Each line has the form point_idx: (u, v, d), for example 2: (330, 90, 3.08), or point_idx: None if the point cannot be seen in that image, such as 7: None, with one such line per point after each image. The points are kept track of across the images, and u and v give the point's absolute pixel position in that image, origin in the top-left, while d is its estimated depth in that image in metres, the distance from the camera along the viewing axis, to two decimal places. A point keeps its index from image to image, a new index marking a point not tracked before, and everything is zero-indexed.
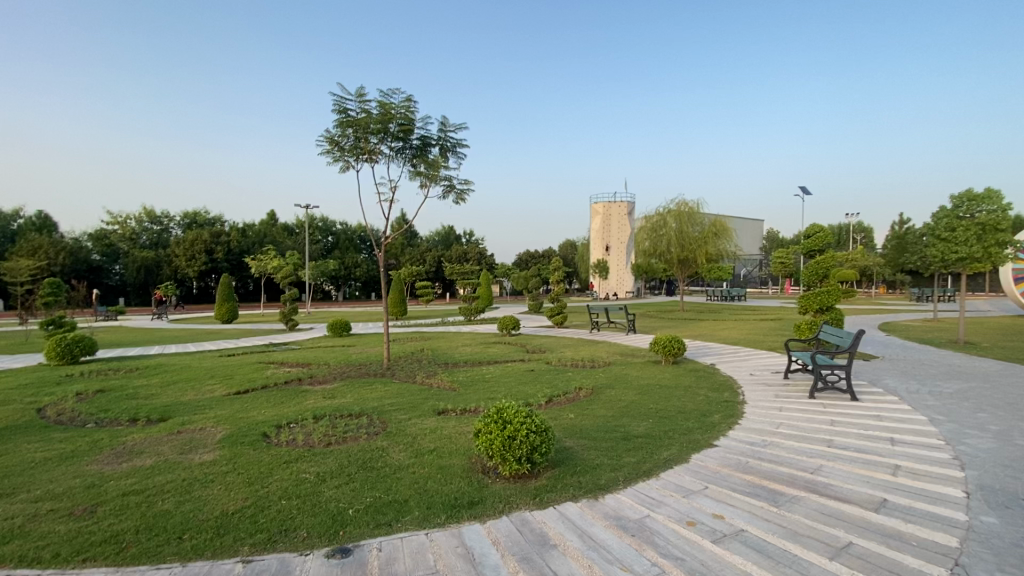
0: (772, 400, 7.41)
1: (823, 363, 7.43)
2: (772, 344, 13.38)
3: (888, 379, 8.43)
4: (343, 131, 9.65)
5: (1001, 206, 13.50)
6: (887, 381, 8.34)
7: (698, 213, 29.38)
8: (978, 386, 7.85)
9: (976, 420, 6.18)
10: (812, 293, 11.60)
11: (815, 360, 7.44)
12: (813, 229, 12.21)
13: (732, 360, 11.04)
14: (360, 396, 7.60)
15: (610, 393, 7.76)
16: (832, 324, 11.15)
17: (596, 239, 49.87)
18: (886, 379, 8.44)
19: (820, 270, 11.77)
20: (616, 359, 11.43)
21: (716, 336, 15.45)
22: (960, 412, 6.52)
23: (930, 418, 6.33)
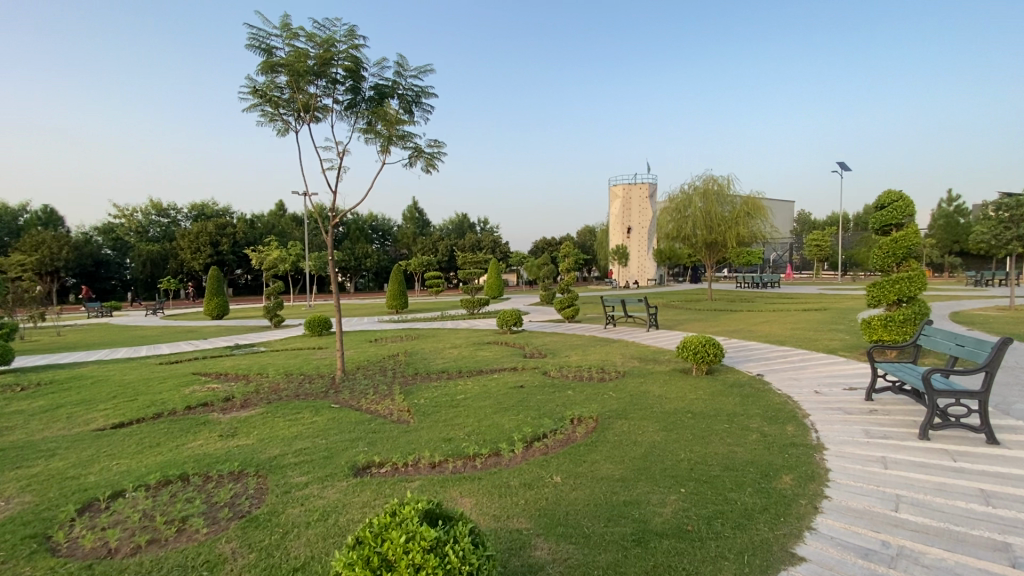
0: (863, 442, 4.96)
1: (938, 389, 4.91)
2: (830, 343, 10.78)
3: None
4: (272, 79, 7.42)
5: None
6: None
7: (728, 191, 26.40)
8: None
9: None
10: (885, 280, 9.09)
11: (928, 384, 4.93)
12: (890, 197, 9.42)
13: (784, 368, 8.56)
14: (268, 434, 5.44)
15: (621, 427, 5.42)
16: (915, 321, 8.61)
17: (615, 224, 47.12)
18: (1022, 404, 5.88)
19: (898, 251, 9.11)
20: (632, 367, 9.05)
21: (757, 333, 12.87)
22: None
23: None
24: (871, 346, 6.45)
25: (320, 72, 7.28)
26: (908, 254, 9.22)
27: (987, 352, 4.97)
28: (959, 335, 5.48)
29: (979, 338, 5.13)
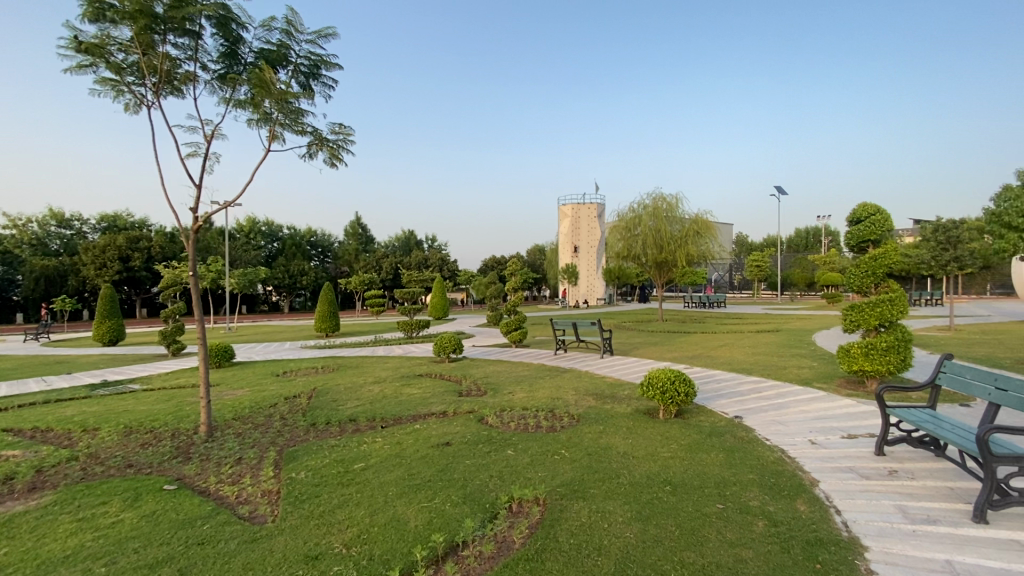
0: (908, 531, 3.50)
1: (994, 455, 3.48)
2: (800, 371, 9.68)
3: None
4: (104, 26, 5.44)
5: None
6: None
7: (677, 210, 25.97)
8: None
9: None
10: (864, 304, 8.09)
11: (981, 446, 3.50)
12: None
13: (762, 407, 7.23)
14: (19, 558, 3.36)
15: (580, 519, 3.77)
16: (898, 347, 7.59)
17: (564, 243, 46.50)
18: None
19: (876, 269, 8.16)
20: (588, 407, 7.48)
21: (718, 360, 11.70)
22: None
23: None
24: (881, 387, 5.14)
25: (172, 20, 5.39)
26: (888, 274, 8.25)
27: None
28: (999, 375, 4.05)
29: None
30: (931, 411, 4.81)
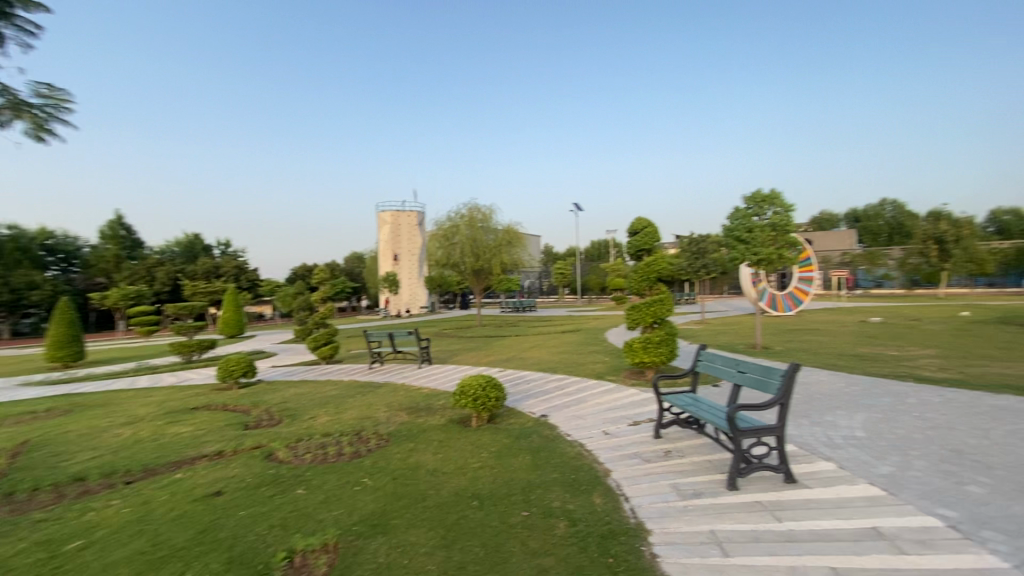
0: (681, 507, 3.84)
1: (741, 430, 4.05)
2: (597, 366, 10.69)
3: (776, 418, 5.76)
4: None
5: (788, 208, 11.41)
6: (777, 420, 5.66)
7: (491, 221, 27.11)
8: (899, 414, 5.63)
9: (977, 497, 3.53)
10: (642, 304, 9.28)
11: (731, 424, 4.04)
12: (641, 224, 9.91)
13: (565, 404, 7.66)
14: None
15: (376, 560, 3.29)
16: (666, 340, 8.87)
17: (383, 251, 44.86)
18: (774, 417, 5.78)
19: (650, 274, 9.48)
20: (399, 424, 6.96)
21: (529, 361, 12.29)
22: (932, 480, 3.86)
23: (922, 505, 3.45)
24: (657, 378, 5.76)
25: None
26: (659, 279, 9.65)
27: (770, 375, 4.28)
28: (741, 362, 4.78)
29: (763, 365, 4.44)
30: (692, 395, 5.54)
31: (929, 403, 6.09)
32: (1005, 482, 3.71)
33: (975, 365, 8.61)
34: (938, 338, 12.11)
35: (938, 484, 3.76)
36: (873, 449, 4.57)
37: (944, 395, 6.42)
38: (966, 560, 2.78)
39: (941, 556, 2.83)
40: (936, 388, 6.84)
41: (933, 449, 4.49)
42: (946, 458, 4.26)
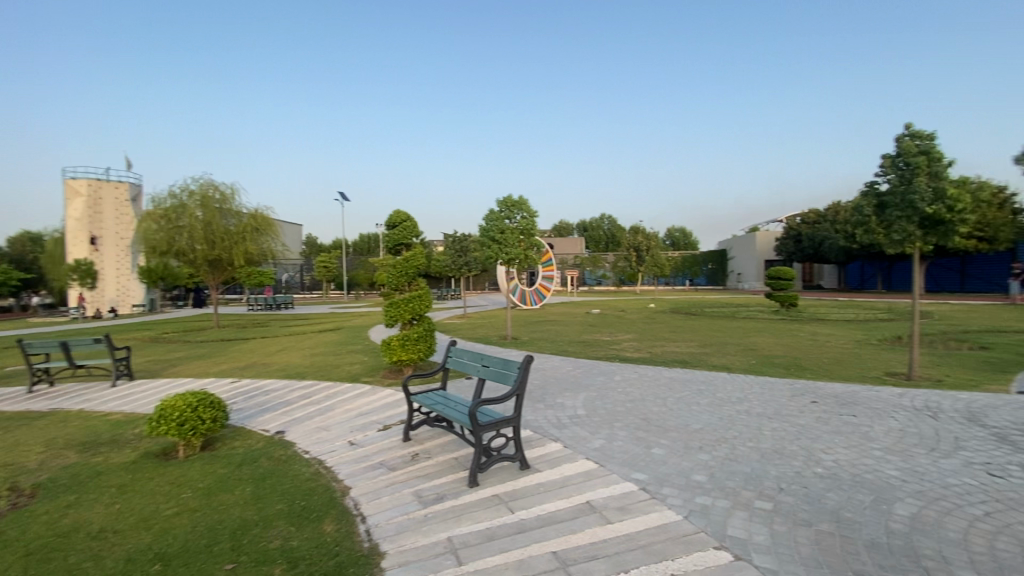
0: (421, 515, 3.57)
1: (481, 425, 3.97)
2: (352, 365, 9.91)
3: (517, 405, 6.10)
4: None
5: (533, 214, 12.66)
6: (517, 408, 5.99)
7: (233, 203, 22.99)
8: (610, 391, 6.64)
9: (660, 457, 4.27)
10: (399, 299, 8.32)
11: (471, 421, 3.93)
12: (397, 214, 8.83)
13: (308, 412, 6.72)
14: None
15: None
16: (423, 338, 8.15)
17: (70, 231, 33.75)
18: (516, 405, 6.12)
19: (407, 268, 8.56)
20: (55, 471, 4.98)
21: (273, 366, 10.66)
22: (631, 447, 4.54)
23: (624, 472, 3.97)
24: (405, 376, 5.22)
25: None
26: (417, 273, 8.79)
27: (509, 368, 4.36)
28: (484, 355, 4.76)
29: (501, 358, 4.51)
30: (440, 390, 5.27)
31: (630, 379, 7.42)
32: (676, 441, 4.63)
33: (657, 346, 11.06)
34: (635, 325, 15.27)
35: (634, 450, 4.44)
36: (591, 425, 5.21)
37: (639, 372, 7.92)
38: (653, 519, 3.24)
39: (635, 519, 3.23)
40: (634, 366, 8.41)
41: (632, 419, 5.36)
42: (639, 425, 5.13)
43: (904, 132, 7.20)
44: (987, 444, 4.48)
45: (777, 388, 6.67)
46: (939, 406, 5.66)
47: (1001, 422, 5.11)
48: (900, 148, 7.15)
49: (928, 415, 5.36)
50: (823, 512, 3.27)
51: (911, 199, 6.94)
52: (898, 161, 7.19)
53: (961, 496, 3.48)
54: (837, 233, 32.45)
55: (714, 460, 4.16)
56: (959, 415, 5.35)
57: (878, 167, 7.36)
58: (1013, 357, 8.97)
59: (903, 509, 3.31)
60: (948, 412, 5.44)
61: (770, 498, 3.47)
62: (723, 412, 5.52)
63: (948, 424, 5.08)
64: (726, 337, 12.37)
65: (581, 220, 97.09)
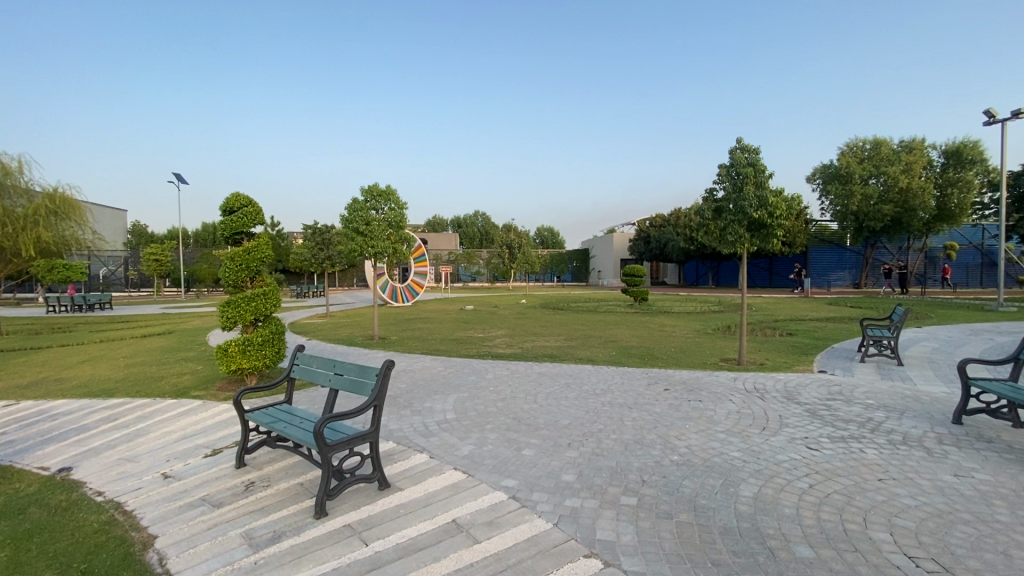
0: (251, 562, 2.89)
1: (330, 445, 3.39)
2: (180, 375, 8.30)
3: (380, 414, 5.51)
4: None
5: (402, 205, 11.95)
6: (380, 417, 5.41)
7: (19, 179, 18.23)
8: (481, 391, 6.39)
9: (531, 459, 4.09)
10: (239, 297, 7.12)
11: (318, 440, 3.33)
12: (238, 199, 7.15)
13: (111, 437, 5.34)
14: None
15: None
16: (271, 343, 7.21)
17: None
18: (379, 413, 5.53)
19: (250, 266, 7.20)
20: None
21: (69, 381, 8.49)
22: (501, 450, 4.30)
23: (494, 481, 3.71)
24: (241, 390, 4.30)
25: None
26: (262, 268, 7.47)
27: (366, 376, 3.81)
28: (337, 362, 4.11)
29: (357, 364, 3.95)
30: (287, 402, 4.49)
31: (501, 377, 7.27)
32: (546, 439, 4.53)
33: (528, 341, 11.17)
34: (506, 321, 15.39)
35: (503, 454, 4.22)
36: (459, 430, 4.89)
37: (510, 369, 7.83)
38: (523, 532, 3.01)
39: (505, 535, 2.98)
40: (505, 363, 8.31)
41: (502, 420, 5.16)
42: (509, 426, 4.94)
43: (736, 145, 8.09)
44: (802, 419, 5.13)
45: (636, 378, 7.05)
46: (765, 387, 6.43)
47: (810, 398, 5.94)
48: (733, 159, 8.02)
49: (757, 396, 6.03)
50: (681, 501, 3.35)
51: (742, 205, 7.80)
52: (732, 170, 8.05)
53: (789, 470, 3.85)
54: (680, 235, 36.70)
55: (582, 457, 4.11)
56: (780, 394, 6.10)
57: (716, 175, 8.17)
58: (811, 341, 10.75)
59: (747, 490, 3.54)
60: (772, 392, 6.18)
61: (635, 493, 3.48)
62: (589, 405, 5.60)
63: (772, 403, 5.75)
64: (590, 330, 13.01)
65: (455, 217, 96.82)
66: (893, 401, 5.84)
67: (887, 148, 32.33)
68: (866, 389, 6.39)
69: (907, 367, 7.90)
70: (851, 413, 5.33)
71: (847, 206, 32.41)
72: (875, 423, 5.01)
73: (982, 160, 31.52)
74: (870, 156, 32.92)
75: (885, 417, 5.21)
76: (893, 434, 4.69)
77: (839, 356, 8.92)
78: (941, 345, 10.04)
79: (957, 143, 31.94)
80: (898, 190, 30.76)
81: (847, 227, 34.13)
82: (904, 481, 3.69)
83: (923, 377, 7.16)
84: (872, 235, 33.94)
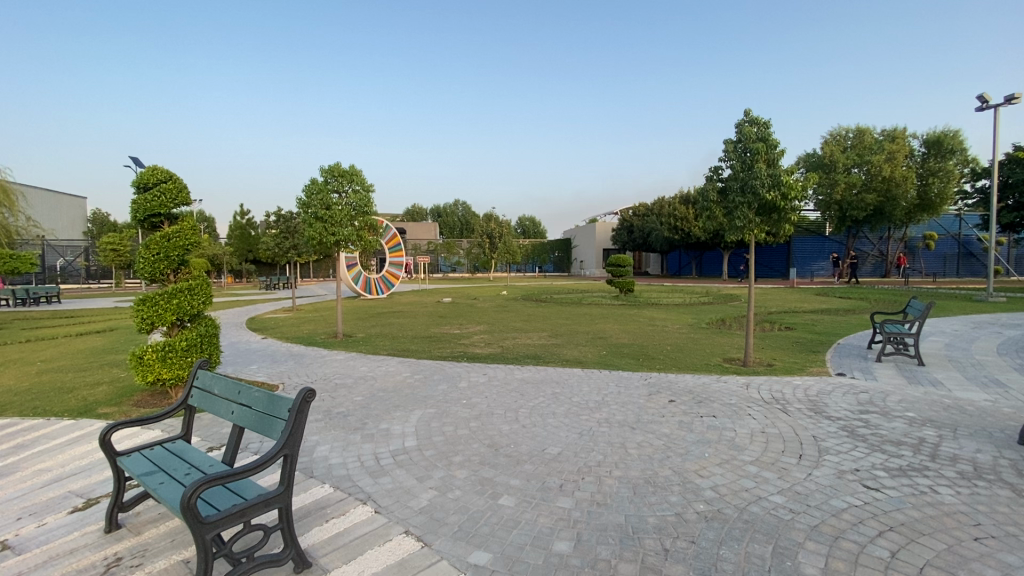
0: None
1: (210, 519, 2.29)
2: (97, 383, 7.00)
3: (323, 443, 4.37)
4: None
5: (367, 187, 10.73)
6: (321, 448, 4.27)
7: None
8: (450, 406, 5.29)
9: (510, 514, 3.03)
10: (158, 294, 5.85)
11: (188, 512, 2.23)
12: (154, 173, 5.88)
13: None
14: None
15: None
16: (198, 349, 5.97)
17: None
18: (321, 441, 4.39)
19: (170, 254, 5.91)
20: None
21: None
22: (472, 500, 3.23)
23: (461, 557, 2.64)
24: (111, 425, 3.14)
25: None
26: (188, 258, 6.20)
27: (276, 409, 2.71)
28: (242, 391, 2.96)
29: (268, 389, 2.83)
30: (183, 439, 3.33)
31: (476, 385, 6.20)
32: (529, 480, 3.48)
33: (508, 339, 10.08)
34: (485, 315, 14.27)
35: (473, 505, 3.16)
36: (419, 465, 3.80)
37: (486, 374, 6.74)
38: None
39: None
40: (481, 366, 7.20)
41: (473, 448, 4.09)
42: (483, 457, 3.88)
43: (743, 118, 7.10)
44: (841, 443, 4.18)
45: (632, 384, 6.03)
46: (784, 397, 5.49)
47: (840, 411, 5.00)
48: (741, 134, 7.03)
49: (778, 409, 5.08)
50: None
51: (753, 184, 6.83)
52: (739, 146, 7.07)
53: (853, 526, 2.88)
54: (663, 225, 36.06)
55: (578, 508, 3.08)
56: (804, 406, 5.16)
57: (721, 151, 7.18)
58: (814, 338, 9.90)
59: (809, 563, 2.55)
60: (795, 404, 5.24)
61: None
62: (582, 425, 4.57)
63: (798, 419, 4.80)
64: (576, 325, 11.99)
65: (435, 206, 94.97)
66: (936, 413, 4.95)
67: (870, 136, 32.04)
68: (899, 398, 5.49)
69: (930, 368, 7.06)
70: (897, 434, 4.40)
71: (831, 196, 32.07)
72: (930, 446, 4.09)
73: (961, 150, 31.42)
74: (853, 145, 32.59)
75: (938, 437, 4.29)
76: (960, 463, 3.77)
77: (851, 354, 8.08)
78: (953, 340, 9.29)
79: (938, 133, 31.77)
80: (880, 179, 30.45)
81: (830, 216, 33.81)
82: (1009, 542, 2.75)
83: (953, 380, 6.32)
84: (854, 224, 33.73)
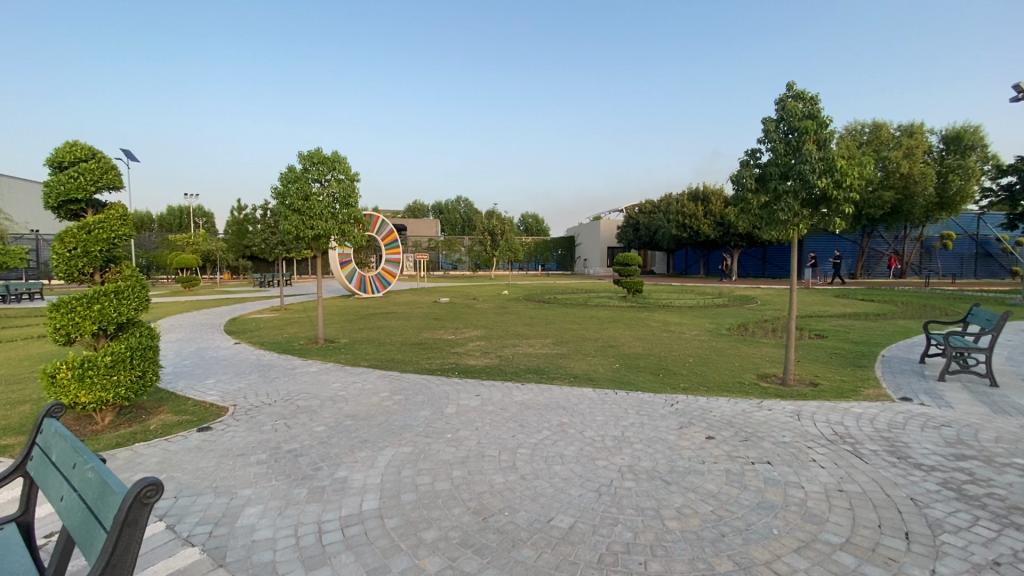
0: None
1: None
2: (23, 402, 5.95)
3: (254, 501, 3.27)
4: None
5: (351, 176, 9.64)
6: (250, 510, 3.17)
7: None
8: (430, 443, 4.20)
9: None
10: (77, 299, 4.76)
11: None
12: (71, 150, 4.82)
13: None
14: None
15: None
16: (125, 364, 4.86)
17: None
18: (252, 499, 3.29)
19: (92, 248, 4.80)
20: None
21: None
22: None
23: None
24: None
25: None
26: (119, 253, 5.11)
27: (108, 506, 1.62)
28: (77, 464, 1.87)
29: (105, 469, 1.74)
30: (18, 522, 2.25)
31: (465, 410, 5.12)
32: None
33: (506, 347, 8.99)
34: (483, 318, 13.19)
35: None
36: (375, 547, 2.71)
37: (480, 395, 5.63)
38: None
39: None
40: (474, 384, 6.09)
41: (454, 516, 3.00)
42: (466, 535, 2.78)
43: (786, 91, 5.97)
44: (955, 512, 3.08)
45: (658, 412, 4.91)
46: (850, 433, 4.37)
47: (930, 457, 3.89)
48: (784, 110, 5.90)
49: (849, 452, 3.96)
50: None
51: (801, 169, 5.70)
52: (781, 125, 5.95)
53: None
54: (670, 222, 34.91)
55: None
56: (880, 448, 4.05)
57: (759, 132, 6.05)
58: (852, 348, 8.78)
59: None
60: (867, 444, 4.13)
61: None
62: (598, 477, 3.47)
63: (880, 468, 3.69)
64: (581, 331, 10.89)
65: (437, 203, 93.99)
66: None
67: (886, 131, 30.77)
68: (995, 435, 4.38)
69: (1007, 390, 5.94)
70: (1021, 496, 3.29)
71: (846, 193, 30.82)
72: None
73: (982, 146, 30.16)
74: (869, 140, 31.33)
75: None
76: None
77: (905, 370, 6.94)
78: (1013, 353, 8.15)
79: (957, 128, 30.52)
80: (898, 176, 29.20)
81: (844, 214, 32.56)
82: None
83: None
84: (869, 223, 32.51)
